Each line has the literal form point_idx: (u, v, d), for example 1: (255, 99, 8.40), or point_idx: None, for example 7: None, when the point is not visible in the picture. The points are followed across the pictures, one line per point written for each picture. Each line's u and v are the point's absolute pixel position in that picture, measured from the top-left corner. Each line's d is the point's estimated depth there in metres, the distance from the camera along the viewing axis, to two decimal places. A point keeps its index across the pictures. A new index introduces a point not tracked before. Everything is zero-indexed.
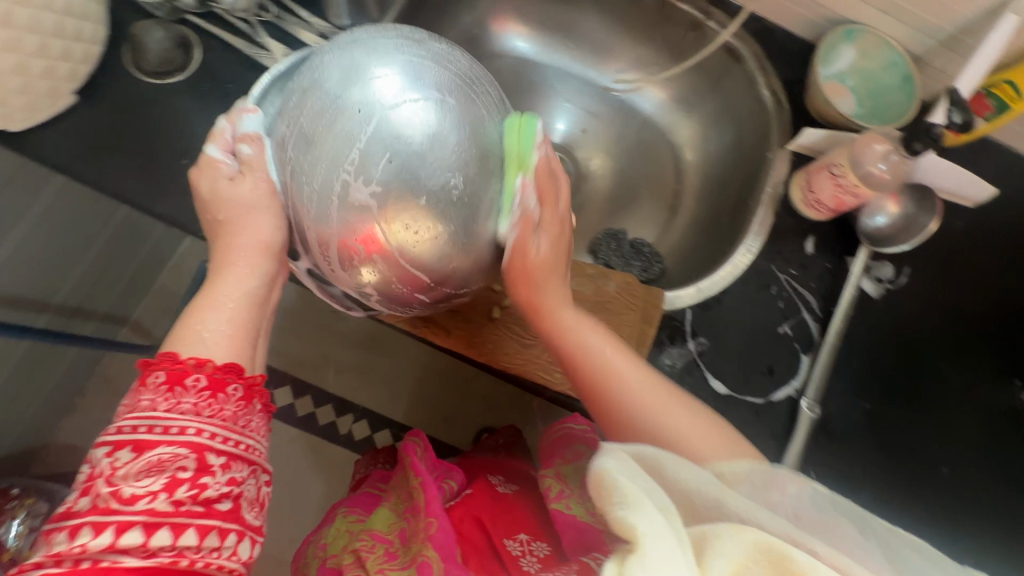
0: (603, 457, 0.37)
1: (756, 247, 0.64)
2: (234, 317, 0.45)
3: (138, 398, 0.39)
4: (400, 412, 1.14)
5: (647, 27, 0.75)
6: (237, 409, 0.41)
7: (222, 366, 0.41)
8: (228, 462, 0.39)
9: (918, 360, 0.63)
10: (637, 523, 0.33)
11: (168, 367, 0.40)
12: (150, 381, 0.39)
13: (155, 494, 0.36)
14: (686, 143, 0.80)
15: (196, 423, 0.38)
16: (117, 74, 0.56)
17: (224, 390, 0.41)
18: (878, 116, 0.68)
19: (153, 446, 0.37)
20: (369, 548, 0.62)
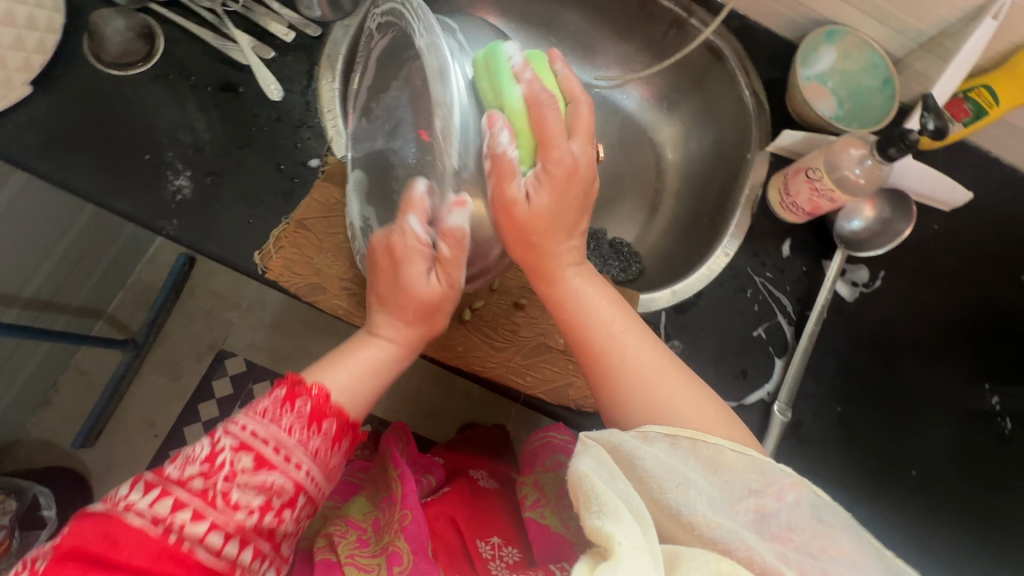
0: (582, 461, 0.38)
1: (733, 249, 0.64)
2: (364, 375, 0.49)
3: (281, 413, 0.42)
4: (381, 408, 1.13)
5: (628, 23, 0.74)
6: (338, 463, 0.45)
7: (349, 423, 0.46)
8: (307, 504, 0.43)
9: (891, 363, 0.63)
10: (613, 532, 0.33)
11: (315, 401, 0.44)
12: (297, 403, 0.43)
13: (252, 513, 0.39)
14: (668, 142, 0.80)
15: (309, 465, 0.42)
16: (76, 65, 0.54)
17: (340, 442, 0.45)
18: (858, 118, 0.68)
19: (271, 468, 0.40)
20: (342, 533, 0.61)
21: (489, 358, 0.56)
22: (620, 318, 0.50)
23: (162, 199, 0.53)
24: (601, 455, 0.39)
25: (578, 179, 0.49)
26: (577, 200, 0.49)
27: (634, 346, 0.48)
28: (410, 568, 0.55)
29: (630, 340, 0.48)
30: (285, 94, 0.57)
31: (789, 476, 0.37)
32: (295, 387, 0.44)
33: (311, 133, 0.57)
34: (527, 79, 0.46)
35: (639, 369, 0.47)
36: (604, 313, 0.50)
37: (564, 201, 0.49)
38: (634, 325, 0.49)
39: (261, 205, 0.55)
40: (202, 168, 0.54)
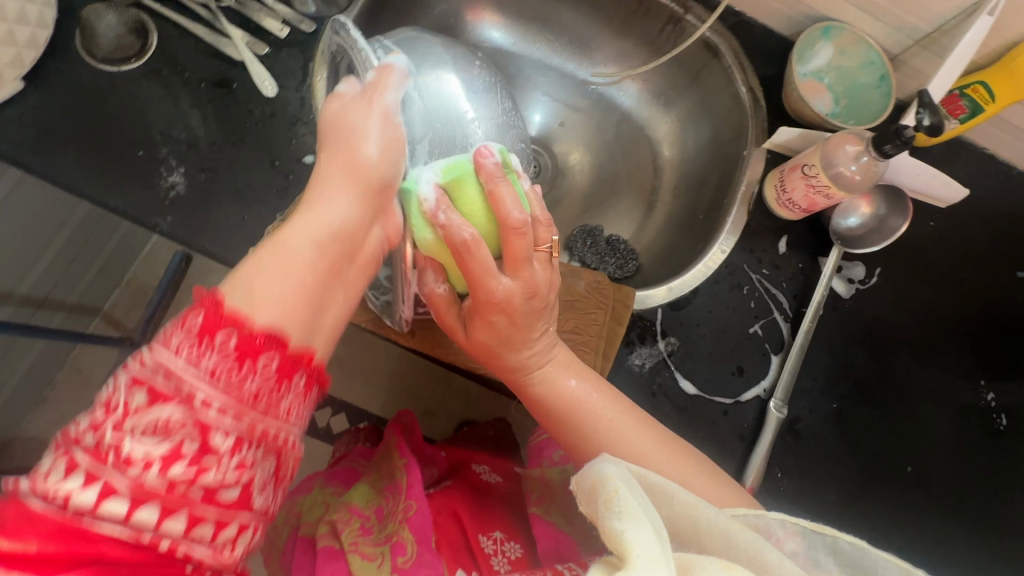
0: (606, 464, 0.37)
1: (729, 246, 0.64)
2: (298, 292, 0.36)
3: (163, 339, 0.31)
4: (378, 406, 1.13)
5: (625, 19, 0.74)
6: (268, 389, 0.33)
7: (268, 333, 0.33)
8: (235, 445, 0.31)
9: (887, 360, 0.64)
10: (631, 542, 0.33)
11: (230, 322, 0.32)
12: (207, 329, 0.32)
13: (163, 466, 0.29)
14: (664, 139, 0.79)
15: (210, 394, 0.30)
16: (69, 60, 0.53)
17: (258, 359, 0.32)
18: (854, 115, 0.69)
19: (166, 402, 0.30)
20: (345, 522, 0.62)
21: None
22: (606, 403, 0.49)
23: (156, 195, 0.52)
24: (622, 466, 0.38)
25: (511, 304, 0.45)
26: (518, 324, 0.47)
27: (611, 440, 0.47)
28: (413, 560, 0.55)
29: (605, 432, 0.48)
30: (279, 90, 0.57)
31: (786, 524, 0.40)
32: (212, 308, 0.32)
33: (305, 129, 0.57)
34: (492, 192, 0.42)
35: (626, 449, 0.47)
36: (580, 394, 0.50)
37: (501, 326, 0.47)
38: (610, 412, 0.48)
39: (256, 201, 0.54)
40: (196, 164, 0.54)
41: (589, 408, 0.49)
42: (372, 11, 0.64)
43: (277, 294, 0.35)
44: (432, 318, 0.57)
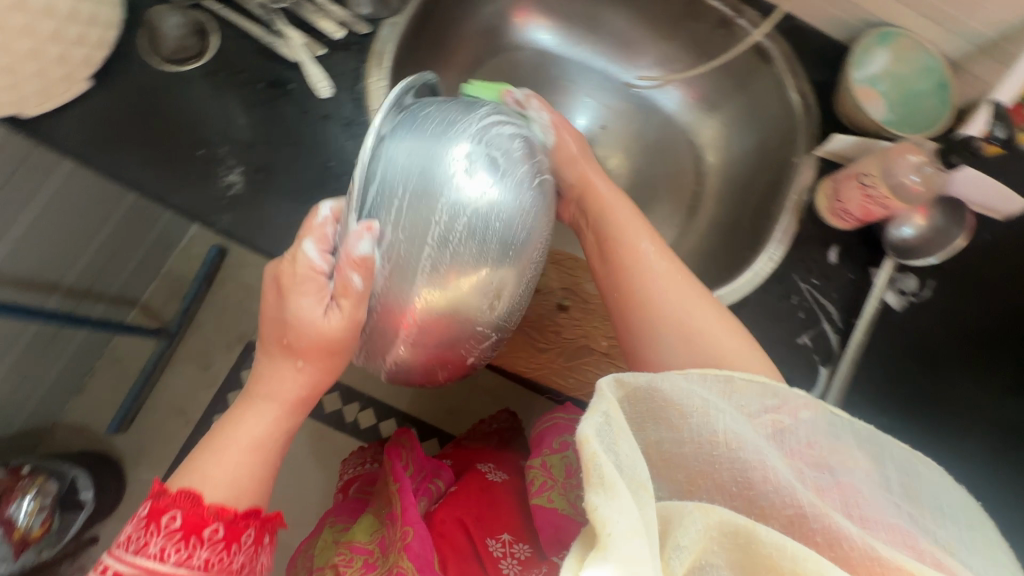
0: (585, 424, 0.33)
1: (778, 255, 0.63)
2: (246, 455, 0.43)
3: (147, 540, 0.39)
4: (407, 403, 1.14)
5: (673, 23, 0.73)
6: (248, 555, 0.42)
7: (243, 513, 0.42)
8: None
9: (938, 375, 0.62)
10: (607, 517, 0.29)
11: (186, 510, 0.40)
12: (164, 522, 0.39)
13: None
14: (707, 144, 0.79)
15: None
16: (134, 61, 0.55)
17: (239, 538, 0.41)
18: (910, 123, 0.65)
19: None
20: (347, 562, 0.62)
21: (533, 360, 0.56)
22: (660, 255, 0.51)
23: (214, 194, 0.53)
24: (605, 409, 0.34)
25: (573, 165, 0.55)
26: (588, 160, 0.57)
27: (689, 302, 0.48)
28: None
29: (661, 285, 0.49)
30: (333, 91, 0.58)
31: (804, 397, 0.39)
32: (159, 502, 0.40)
33: (358, 131, 0.57)
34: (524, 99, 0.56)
35: (680, 312, 0.47)
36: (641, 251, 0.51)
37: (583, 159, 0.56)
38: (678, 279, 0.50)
39: (309, 202, 0.55)
40: (253, 164, 0.55)
41: (651, 265, 0.50)
42: (423, 13, 0.64)
43: (225, 476, 0.42)
44: None
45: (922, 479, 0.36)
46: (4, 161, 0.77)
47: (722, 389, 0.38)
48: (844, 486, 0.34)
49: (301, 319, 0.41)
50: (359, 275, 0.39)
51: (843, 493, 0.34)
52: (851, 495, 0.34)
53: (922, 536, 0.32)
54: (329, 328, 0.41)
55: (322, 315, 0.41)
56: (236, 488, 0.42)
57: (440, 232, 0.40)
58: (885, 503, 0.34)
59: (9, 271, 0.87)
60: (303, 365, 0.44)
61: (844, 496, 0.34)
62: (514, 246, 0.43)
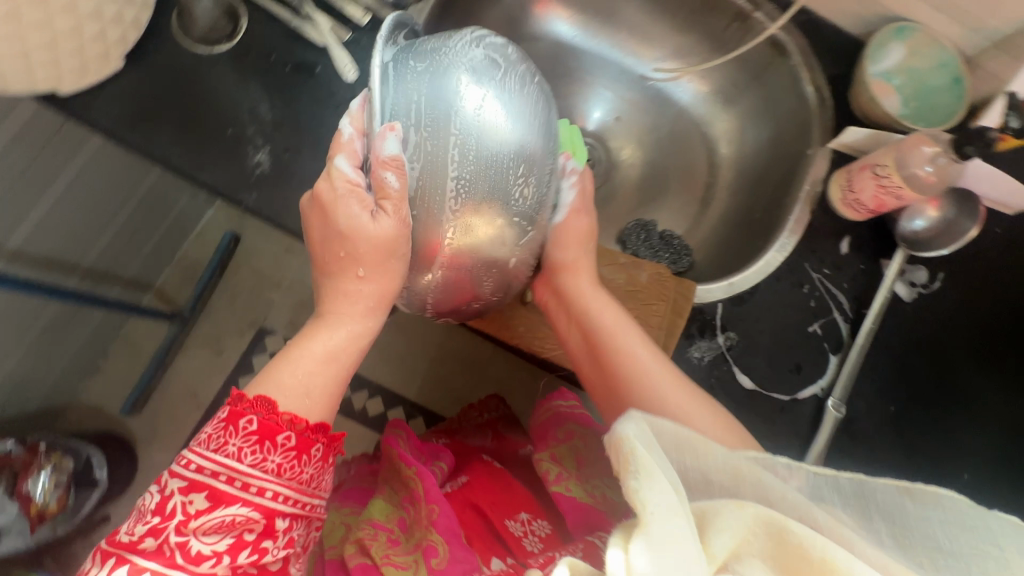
0: (623, 425, 0.36)
1: (791, 245, 0.64)
2: (318, 366, 0.46)
3: (226, 441, 0.41)
4: (415, 391, 1.15)
5: (690, 16, 0.74)
6: (315, 470, 0.44)
7: (312, 426, 0.44)
8: (290, 524, 0.43)
9: (945, 366, 0.63)
10: (647, 498, 0.32)
11: (262, 416, 0.42)
12: (242, 425, 0.41)
13: (220, 556, 0.40)
14: (721, 136, 0.80)
15: (274, 486, 0.41)
16: (166, 41, 0.56)
17: (309, 450, 0.43)
18: (923, 117, 0.66)
19: (230, 502, 0.40)
20: (372, 536, 0.62)
21: (549, 340, 0.58)
22: (654, 361, 0.50)
23: (242, 172, 0.55)
24: (641, 423, 0.37)
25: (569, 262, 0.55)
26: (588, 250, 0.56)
27: (651, 375, 0.49)
28: (447, 559, 0.57)
29: (661, 394, 0.48)
30: (358, 75, 0.59)
31: (790, 466, 0.39)
32: (238, 407, 0.42)
33: None
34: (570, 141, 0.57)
35: (675, 410, 0.47)
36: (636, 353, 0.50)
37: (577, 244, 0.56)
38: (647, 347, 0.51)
39: None
40: (280, 144, 0.56)
41: (648, 368, 0.49)
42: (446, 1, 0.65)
43: (291, 382, 0.45)
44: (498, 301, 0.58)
45: (950, 521, 0.36)
46: (31, 140, 0.78)
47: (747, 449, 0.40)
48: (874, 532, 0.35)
49: (355, 226, 0.45)
50: (394, 176, 0.43)
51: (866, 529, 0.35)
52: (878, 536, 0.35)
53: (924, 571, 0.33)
54: (378, 232, 0.45)
55: (370, 220, 0.45)
56: (304, 398, 0.45)
57: (462, 155, 0.43)
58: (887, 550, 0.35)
59: (31, 250, 0.89)
60: (363, 275, 0.47)
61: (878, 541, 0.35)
62: (530, 181, 0.47)
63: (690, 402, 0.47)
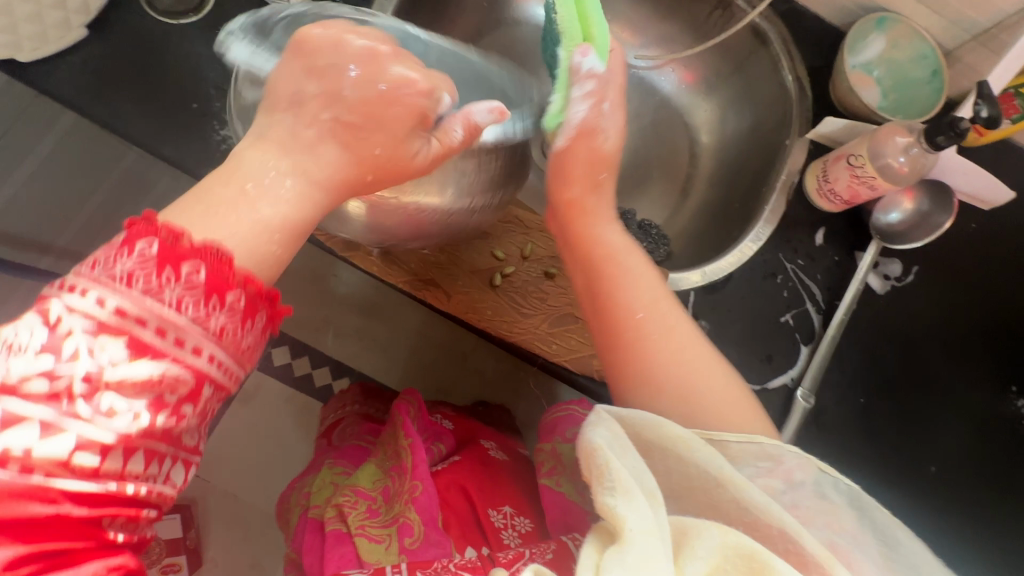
0: (597, 433, 0.39)
1: (765, 235, 0.63)
2: (287, 238, 0.38)
3: (157, 282, 0.32)
4: (396, 379, 1.14)
5: (673, 2, 0.73)
6: (255, 341, 0.36)
7: (263, 293, 0.36)
8: (215, 395, 0.35)
9: (917, 359, 0.63)
10: (624, 515, 0.35)
11: (212, 266, 0.34)
12: (184, 269, 0.33)
13: (137, 416, 0.32)
14: (703, 126, 0.79)
15: (209, 347, 0.33)
16: (129, 10, 0.54)
17: (252, 317, 0.35)
18: (902, 110, 0.67)
19: (154, 354, 0.32)
20: (352, 504, 0.63)
21: (516, 323, 0.57)
22: (666, 302, 0.48)
23: (208, 146, 0.54)
24: (614, 429, 0.40)
25: (585, 200, 0.52)
26: (600, 181, 0.53)
27: (674, 333, 0.47)
28: (420, 540, 0.58)
29: (677, 336, 0.47)
30: None
31: (799, 457, 0.42)
32: (177, 246, 0.33)
33: None
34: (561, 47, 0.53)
35: (687, 354, 0.46)
36: (651, 295, 0.48)
37: (585, 175, 0.52)
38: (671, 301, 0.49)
39: None
40: None
41: (662, 310, 0.48)
42: None
43: (248, 237, 0.36)
44: (466, 282, 0.57)
45: (928, 558, 0.40)
46: None
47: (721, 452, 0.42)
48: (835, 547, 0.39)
49: (395, 146, 0.40)
50: (463, 132, 0.42)
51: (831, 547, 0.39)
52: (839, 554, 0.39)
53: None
54: (411, 166, 0.41)
55: (412, 150, 0.41)
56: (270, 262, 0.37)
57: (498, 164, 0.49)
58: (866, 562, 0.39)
59: None
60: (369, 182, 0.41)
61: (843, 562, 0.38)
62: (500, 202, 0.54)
63: (699, 350, 0.47)
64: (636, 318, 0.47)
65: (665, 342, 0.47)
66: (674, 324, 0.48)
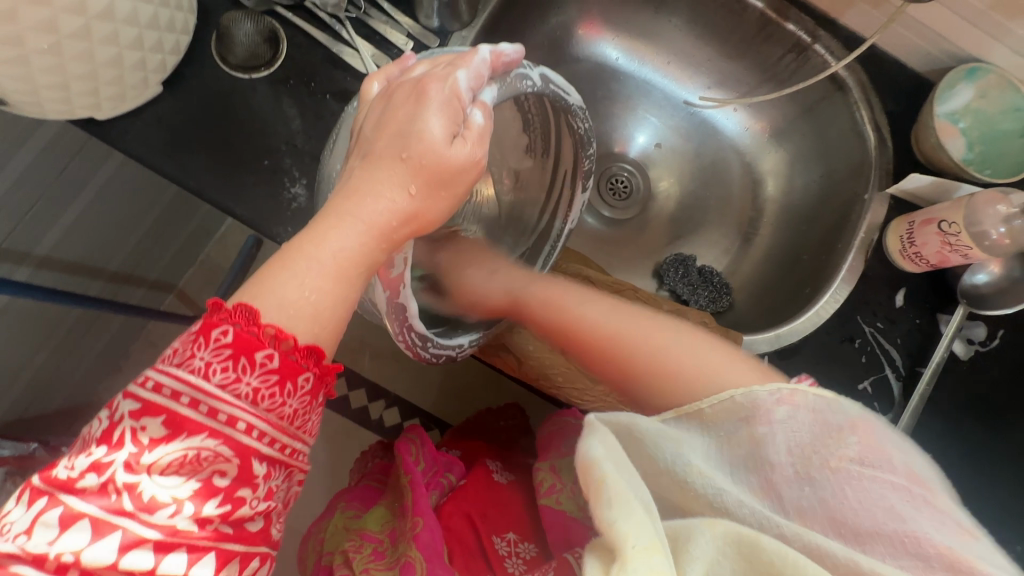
0: (593, 446, 0.37)
1: (843, 294, 0.61)
2: (322, 281, 0.34)
3: (192, 353, 0.31)
4: (432, 406, 1.12)
5: (745, 44, 0.70)
6: (299, 407, 0.33)
7: (302, 348, 0.33)
8: (270, 471, 0.33)
9: (1004, 430, 0.59)
10: (627, 531, 0.33)
11: (239, 327, 0.32)
12: (213, 336, 0.32)
13: (181, 505, 0.30)
14: (768, 172, 0.76)
15: (249, 418, 0.31)
16: (204, 66, 0.54)
17: (295, 378, 0.33)
18: (989, 164, 0.63)
19: (193, 431, 0.31)
20: (357, 548, 0.63)
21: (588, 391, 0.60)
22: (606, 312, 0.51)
23: (278, 205, 0.53)
24: (609, 439, 0.39)
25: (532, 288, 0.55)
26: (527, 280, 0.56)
27: (656, 340, 0.47)
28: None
29: (656, 340, 0.47)
30: None
31: (780, 392, 0.39)
32: (212, 314, 0.32)
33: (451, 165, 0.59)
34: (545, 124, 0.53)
35: (679, 354, 0.46)
36: (605, 317, 0.51)
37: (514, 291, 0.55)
38: (660, 327, 0.49)
39: None
40: (316, 176, 0.54)
41: (616, 322, 0.50)
42: (492, 25, 0.62)
43: (296, 298, 0.34)
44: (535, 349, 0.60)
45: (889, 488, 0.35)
46: (64, 148, 0.78)
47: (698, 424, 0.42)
48: (830, 502, 0.36)
49: (424, 140, 0.37)
50: (482, 115, 0.39)
51: (831, 513, 0.36)
52: (834, 512, 0.36)
53: (936, 534, 0.33)
54: (453, 157, 0.38)
55: (446, 141, 0.38)
56: (332, 312, 0.35)
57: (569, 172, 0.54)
58: (883, 502, 0.35)
59: (60, 256, 0.88)
60: (414, 193, 0.38)
61: (842, 515, 0.35)
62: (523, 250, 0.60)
63: (688, 346, 0.46)
64: (625, 356, 0.48)
65: (653, 346, 0.47)
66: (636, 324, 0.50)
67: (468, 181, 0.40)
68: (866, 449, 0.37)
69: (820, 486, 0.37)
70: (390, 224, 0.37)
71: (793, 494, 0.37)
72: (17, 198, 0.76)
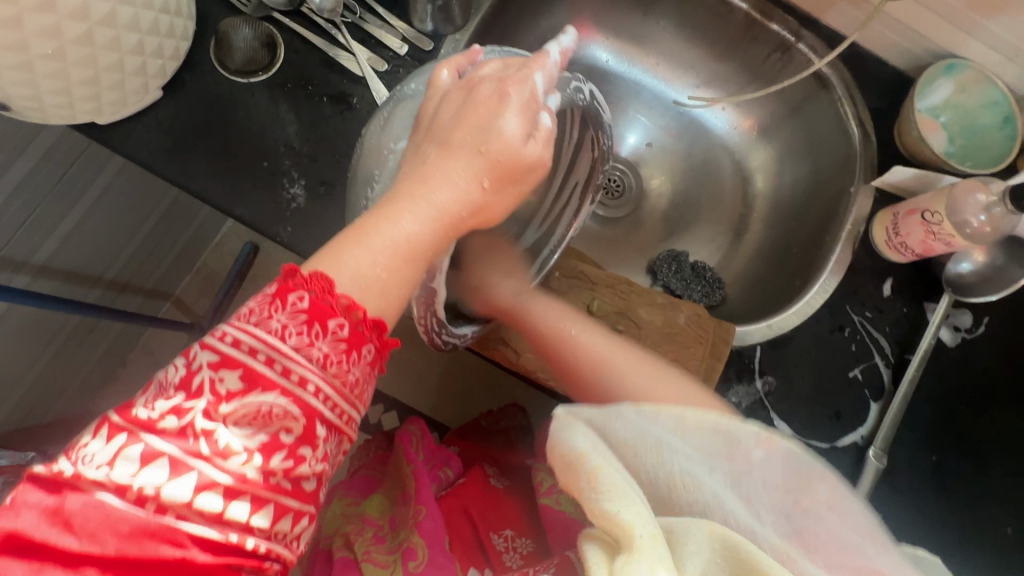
0: (580, 441, 0.39)
1: (832, 285, 0.62)
2: (394, 260, 0.36)
3: (270, 315, 0.32)
4: (431, 408, 1.13)
5: (730, 45, 0.72)
6: (361, 377, 0.34)
7: (369, 321, 0.34)
8: (329, 434, 0.33)
9: (992, 415, 0.60)
10: (630, 521, 0.34)
11: (316, 294, 0.33)
12: (291, 300, 0.33)
13: (252, 456, 0.31)
14: (757, 168, 0.78)
15: (318, 380, 0.32)
16: (202, 71, 0.55)
17: (360, 348, 0.34)
18: (970, 157, 0.64)
19: (267, 388, 0.31)
20: (358, 532, 0.64)
21: None
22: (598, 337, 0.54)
23: (279, 206, 0.54)
24: (592, 435, 0.40)
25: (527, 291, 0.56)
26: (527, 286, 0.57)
27: (636, 375, 0.50)
28: (425, 563, 0.57)
29: (640, 373, 0.50)
30: None
31: (757, 434, 0.38)
32: (289, 280, 0.33)
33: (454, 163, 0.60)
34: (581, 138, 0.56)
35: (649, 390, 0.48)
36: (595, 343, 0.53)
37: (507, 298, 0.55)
38: (646, 364, 0.51)
39: None
40: (316, 177, 0.55)
41: (601, 348, 0.53)
42: (484, 29, 0.64)
43: (362, 268, 0.35)
44: None
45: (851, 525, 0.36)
46: (62, 157, 0.79)
47: (673, 426, 0.40)
48: (804, 531, 0.37)
49: (503, 139, 0.39)
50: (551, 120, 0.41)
51: (803, 538, 0.36)
52: (809, 535, 0.36)
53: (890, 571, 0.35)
54: (528, 154, 0.40)
55: (521, 141, 0.39)
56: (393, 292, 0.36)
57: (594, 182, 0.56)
58: (845, 537, 0.36)
59: (57, 264, 0.89)
60: (486, 188, 0.39)
61: (814, 543, 0.36)
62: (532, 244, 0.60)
63: (660, 380, 0.49)
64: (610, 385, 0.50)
65: (632, 377, 0.50)
66: (620, 353, 0.52)
67: (535, 179, 0.42)
68: (832, 496, 0.37)
69: (791, 517, 0.37)
70: (459, 215, 0.38)
71: (769, 519, 0.37)
72: (15, 207, 0.76)
